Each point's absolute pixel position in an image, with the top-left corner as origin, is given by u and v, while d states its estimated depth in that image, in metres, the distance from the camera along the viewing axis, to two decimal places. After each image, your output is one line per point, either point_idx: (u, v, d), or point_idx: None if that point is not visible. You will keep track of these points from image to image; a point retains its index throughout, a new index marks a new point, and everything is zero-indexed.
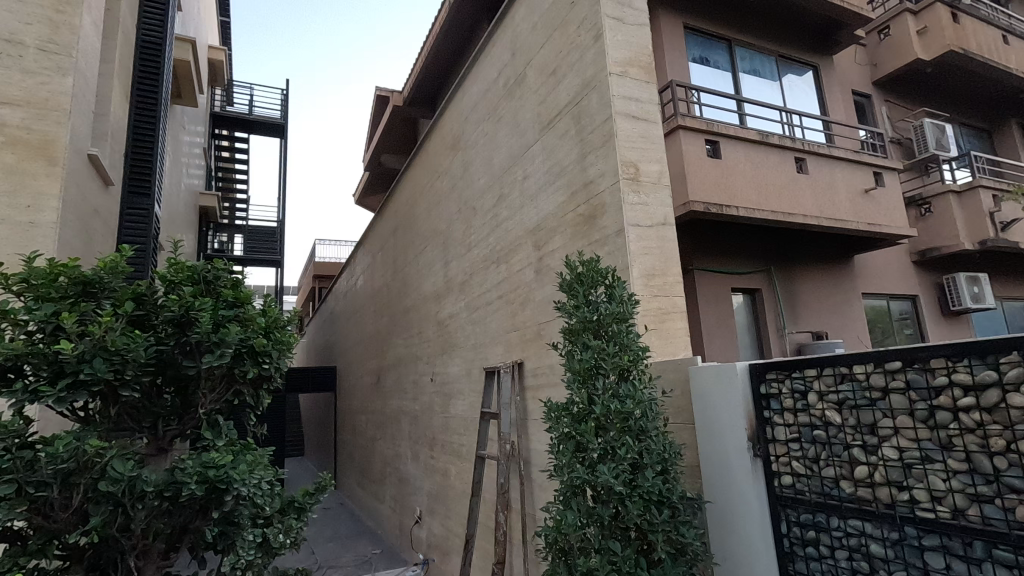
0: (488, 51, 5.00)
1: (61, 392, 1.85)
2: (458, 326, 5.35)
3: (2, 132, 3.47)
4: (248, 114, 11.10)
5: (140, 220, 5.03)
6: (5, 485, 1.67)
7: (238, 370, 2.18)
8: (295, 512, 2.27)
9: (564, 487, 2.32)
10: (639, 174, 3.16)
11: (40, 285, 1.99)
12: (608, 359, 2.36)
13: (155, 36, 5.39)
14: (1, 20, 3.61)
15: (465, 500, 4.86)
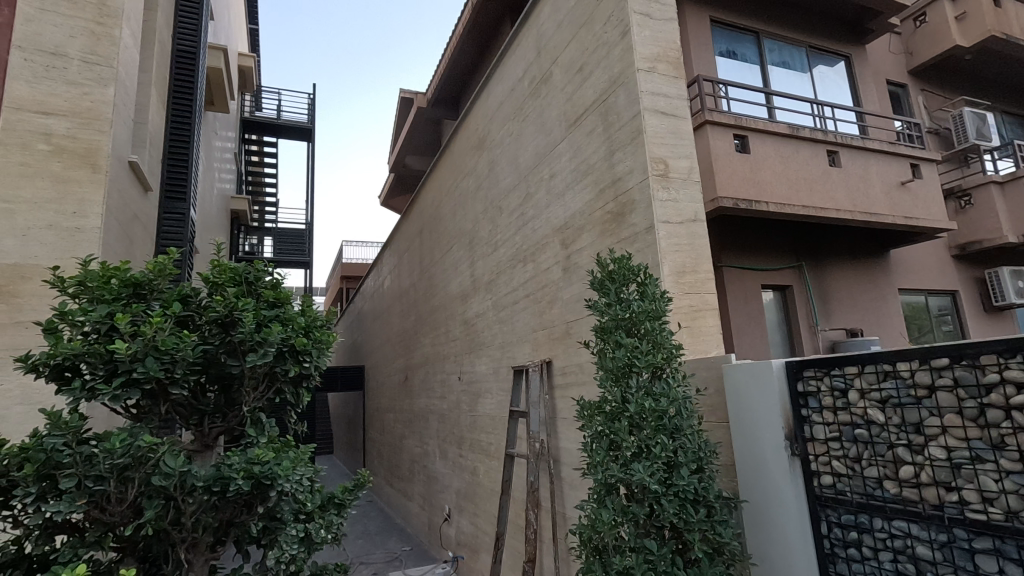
0: (513, 50, 5.00)
1: (115, 390, 1.93)
2: (485, 325, 5.38)
3: (49, 142, 3.61)
4: (276, 118, 11.33)
5: (176, 224, 5.20)
6: (67, 479, 1.75)
7: (279, 369, 2.23)
8: (335, 508, 2.31)
9: (598, 485, 2.32)
10: (668, 171, 3.13)
11: (94, 287, 2.07)
12: (642, 357, 2.34)
13: (189, 44, 5.56)
14: (47, 35, 3.76)
15: (494, 499, 4.88)
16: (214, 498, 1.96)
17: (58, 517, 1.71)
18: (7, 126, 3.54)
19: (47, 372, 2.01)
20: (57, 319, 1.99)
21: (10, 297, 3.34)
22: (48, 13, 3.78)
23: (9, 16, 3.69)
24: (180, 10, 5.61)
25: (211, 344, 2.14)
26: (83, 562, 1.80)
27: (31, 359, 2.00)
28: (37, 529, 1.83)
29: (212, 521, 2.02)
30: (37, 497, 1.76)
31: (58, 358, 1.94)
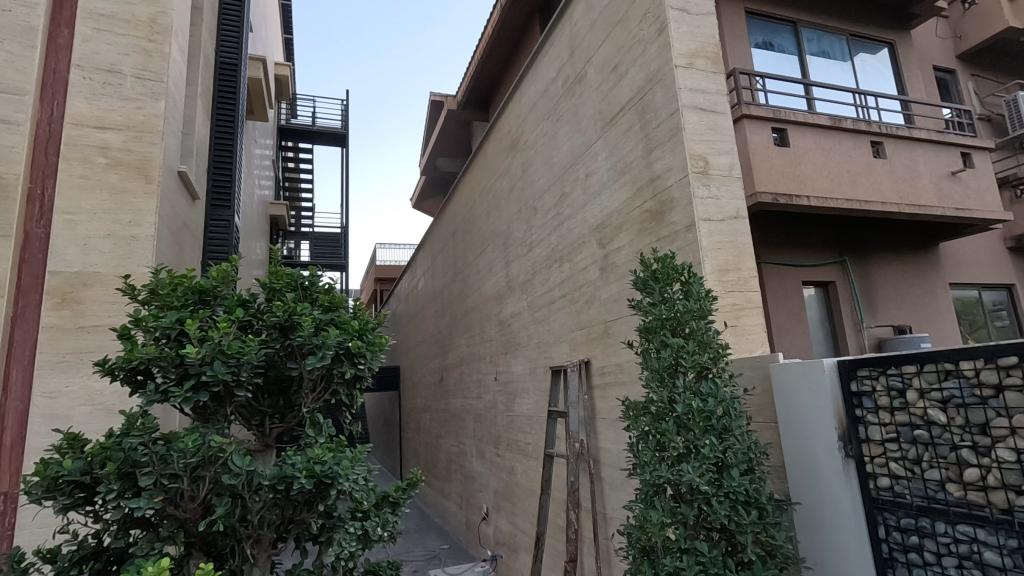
0: (546, 50, 5.00)
1: (187, 392, 2.03)
2: (521, 325, 5.40)
3: (106, 155, 3.80)
4: (311, 125, 11.63)
5: (222, 232, 5.38)
6: (145, 477, 1.84)
7: (336, 370, 2.29)
8: (390, 506, 2.35)
9: (646, 486, 2.31)
10: (709, 168, 3.09)
11: (163, 294, 2.18)
12: (688, 357, 2.32)
13: (232, 56, 5.76)
14: (103, 53, 3.95)
15: (533, 498, 4.89)
16: (278, 496, 2.03)
17: (138, 513, 1.81)
18: (68, 141, 3.73)
19: (122, 374, 2.12)
20: (131, 325, 2.10)
21: (73, 304, 3.52)
22: (104, 33, 3.96)
23: (69, 36, 3.87)
24: (222, 24, 5.80)
25: (273, 347, 2.22)
26: (158, 555, 1.90)
27: (108, 363, 2.12)
28: (115, 524, 1.94)
29: (276, 517, 2.09)
30: (118, 494, 1.87)
31: (132, 362, 2.05)
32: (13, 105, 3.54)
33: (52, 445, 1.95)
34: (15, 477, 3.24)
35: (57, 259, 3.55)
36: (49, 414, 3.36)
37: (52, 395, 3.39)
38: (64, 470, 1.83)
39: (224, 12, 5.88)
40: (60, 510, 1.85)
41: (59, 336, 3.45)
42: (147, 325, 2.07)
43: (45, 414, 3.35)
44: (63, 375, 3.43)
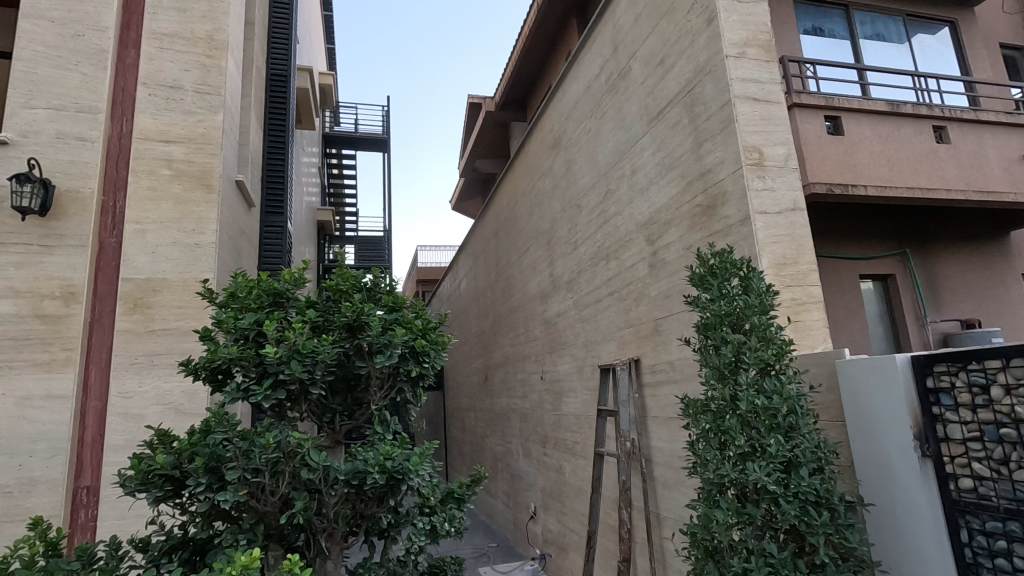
0: (588, 47, 4.97)
1: (266, 390, 2.12)
2: (567, 324, 5.38)
3: (172, 167, 4.00)
4: (354, 132, 11.93)
5: (276, 238, 5.59)
6: (232, 471, 1.94)
7: (402, 369, 2.35)
8: (455, 502, 2.39)
9: (708, 484, 2.26)
10: (763, 159, 3.02)
11: (241, 297, 2.30)
12: (750, 353, 2.26)
13: (282, 68, 5.98)
14: (166, 70, 4.15)
15: (583, 497, 4.86)
16: (351, 491, 2.10)
17: (225, 505, 1.91)
18: (136, 155, 3.95)
19: (205, 373, 2.25)
20: (212, 326, 2.22)
21: (145, 308, 3.72)
22: (166, 51, 4.18)
23: (135, 55, 4.12)
24: (273, 37, 6.02)
25: (343, 347, 2.30)
26: (243, 546, 2.00)
27: (191, 364, 2.25)
28: (201, 516, 2.05)
29: (349, 512, 2.15)
30: (206, 487, 1.97)
31: (215, 362, 2.17)
32: (88, 124, 3.83)
33: (145, 440, 2.08)
34: (96, 471, 3.49)
35: (129, 266, 3.76)
36: (124, 412, 3.55)
37: (127, 394, 3.58)
38: (157, 464, 1.95)
39: (274, 25, 6.09)
40: (154, 501, 1.98)
41: (132, 339, 3.66)
42: (228, 326, 2.18)
43: (121, 413, 3.55)
44: (136, 376, 3.62)
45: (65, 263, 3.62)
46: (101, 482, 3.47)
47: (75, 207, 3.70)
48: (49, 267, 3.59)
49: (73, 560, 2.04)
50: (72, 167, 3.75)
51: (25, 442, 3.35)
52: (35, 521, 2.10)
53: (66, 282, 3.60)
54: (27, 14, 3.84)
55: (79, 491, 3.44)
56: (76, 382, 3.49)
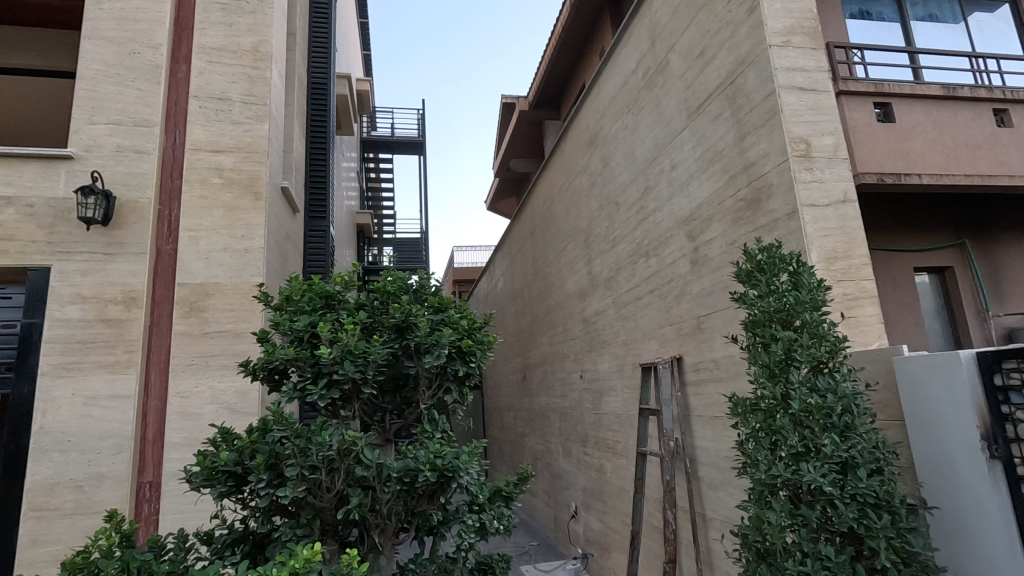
0: (624, 42, 4.92)
1: (322, 390, 2.20)
2: (606, 322, 5.34)
3: (223, 176, 4.17)
4: (391, 136, 12.19)
5: (320, 242, 5.74)
6: (290, 467, 2.01)
7: (449, 369, 2.40)
8: (503, 500, 2.45)
9: (759, 485, 2.21)
10: (811, 150, 2.93)
11: (296, 300, 2.40)
12: (801, 351, 2.20)
13: (322, 76, 6.15)
14: (216, 83, 4.33)
15: (626, 497, 4.82)
16: (403, 488, 2.15)
17: (285, 500, 1.99)
18: (188, 165, 4.13)
19: (262, 373, 2.34)
20: (270, 328, 2.32)
21: (199, 312, 3.88)
22: (215, 65, 4.36)
23: (186, 70, 4.31)
24: (313, 47, 6.21)
25: (393, 347, 2.36)
26: (301, 540, 2.07)
27: (250, 365, 2.36)
28: (261, 511, 2.14)
29: (402, 508, 2.21)
30: (267, 483, 2.05)
31: (273, 363, 2.26)
32: (144, 137, 4.04)
33: (208, 438, 2.19)
34: (157, 467, 3.66)
35: (184, 272, 3.93)
36: (182, 411, 3.72)
37: (184, 394, 3.75)
38: (221, 461, 2.06)
39: (314, 35, 6.27)
40: (218, 496, 2.08)
41: (188, 341, 3.83)
42: (285, 328, 2.28)
43: (178, 412, 3.72)
44: (192, 376, 3.78)
45: (126, 269, 3.83)
46: (162, 477, 3.64)
47: (134, 216, 3.91)
48: (112, 274, 3.80)
49: (145, 550, 2.17)
50: (130, 179, 3.97)
51: (93, 439, 3.55)
52: (110, 514, 2.23)
53: (128, 287, 3.80)
54: (89, 35, 4.09)
55: (142, 485, 3.62)
56: (138, 382, 3.68)
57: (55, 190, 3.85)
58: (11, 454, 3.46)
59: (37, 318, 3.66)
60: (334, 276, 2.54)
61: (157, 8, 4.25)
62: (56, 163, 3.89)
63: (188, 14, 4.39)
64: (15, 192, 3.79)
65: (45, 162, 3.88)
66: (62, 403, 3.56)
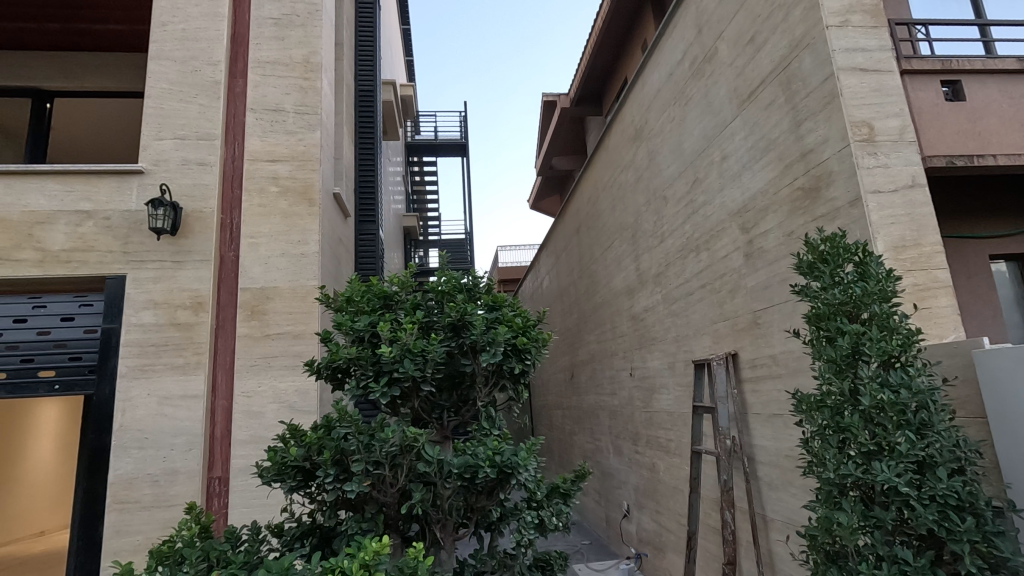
0: (669, 32, 4.81)
1: (383, 388, 2.27)
2: (656, 318, 5.25)
3: (279, 184, 4.34)
4: (434, 139, 12.43)
5: (370, 245, 5.90)
6: (357, 463, 2.08)
7: (506, 366, 2.43)
8: (561, 497, 2.48)
9: (827, 485, 2.12)
10: (875, 134, 2.79)
11: (356, 300, 2.48)
12: (871, 344, 2.08)
13: (369, 84, 6.32)
14: (271, 95, 4.51)
15: (680, 496, 4.72)
16: (464, 483, 2.20)
17: (352, 494, 2.06)
18: (247, 175, 4.32)
19: (326, 372, 2.43)
20: (332, 329, 2.41)
21: (261, 315, 4.06)
22: (269, 78, 4.54)
23: (243, 84, 4.51)
24: (360, 56, 6.39)
25: (449, 345, 2.41)
26: (366, 534, 2.15)
27: (314, 364, 2.45)
28: (329, 505, 2.23)
29: (462, 504, 2.25)
30: (335, 478, 2.13)
31: (336, 362, 2.35)
32: (207, 150, 4.26)
33: (277, 434, 2.29)
34: (225, 463, 3.85)
35: (246, 277, 4.12)
36: (247, 410, 3.90)
37: (249, 394, 3.93)
38: (290, 456, 2.15)
39: (360, 44, 6.44)
40: (289, 490, 2.18)
41: (251, 343, 4.01)
42: (346, 328, 2.36)
43: (244, 411, 3.90)
44: (256, 376, 3.96)
45: (193, 276, 4.04)
46: (230, 473, 3.82)
47: (199, 226, 4.13)
48: (180, 280, 4.03)
49: (222, 541, 2.30)
50: (195, 190, 4.19)
51: (167, 436, 3.78)
52: (190, 506, 2.37)
53: (195, 293, 4.02)
54: (155, 57, 4.36)
55: (212, 481, 3.81)
56: (206, 383, 3.88)
57: (129, 203, 4.12)
58: (96, 450, 3.73)
59: (116, 323, 3.92)
60: (391, 277, 2.61)
61: (215, 27, 4.48)
62: (129, 178, 4.16)
63: (244, 30, 4.60)
64: (94, 207, 4.08)
65: (118, 178, 4.15)
66: (138, 402, 3.80)
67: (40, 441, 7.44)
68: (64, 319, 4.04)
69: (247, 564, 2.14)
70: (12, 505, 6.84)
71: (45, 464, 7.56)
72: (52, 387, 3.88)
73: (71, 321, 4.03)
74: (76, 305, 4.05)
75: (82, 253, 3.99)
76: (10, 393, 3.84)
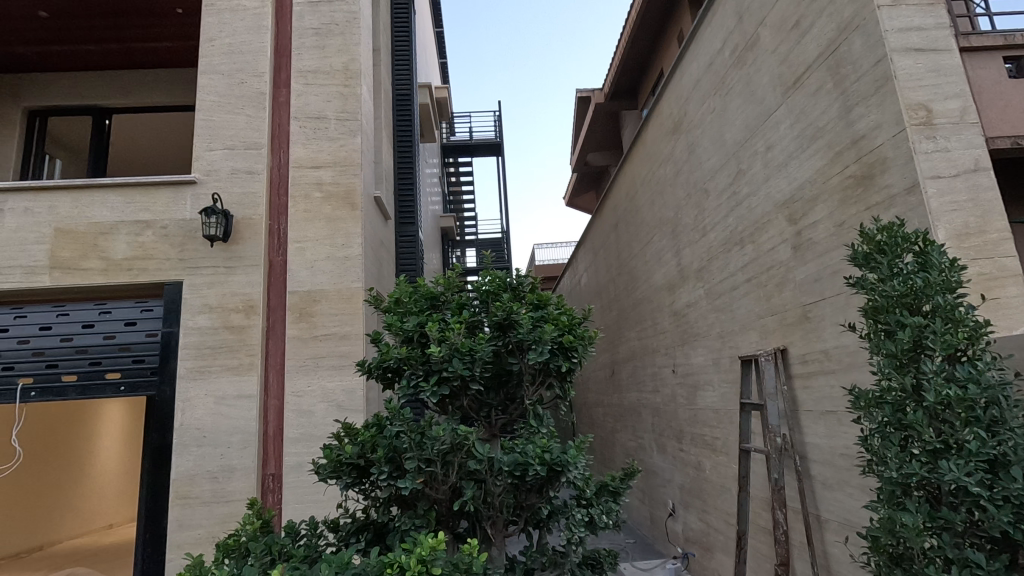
0: (708, 20, 4.70)
1: (433, 386, 2.32)
2: (699, 314, 5.15)
3: (323, 190, 4.46)
4: (470, 139, 12.55)
5: (410, 246, 6.00)
6: (409, 460, 2.13)
7: (553, 364, 2.44)
8: (610, 495, 2.49)
9: (889, 485, 2.05)
10: (933, 117, 2.66)
11: (404, 301, 2.54)
12: (935, 337, 1.99)
13: (406, 87, 6.43)
14: (314, 103, 4.64)
15: (728, 495, 4.62)
16: (515, 480, 2.22)
17: (406, 490, 2.12)
18: (293, 182, 4.46)
19: (376, 371, 2.49)
20: (382, 330, 2.48)
21: (308, 317, 4.19)
22: (311, 86, 4.66)
23: (287, 94, 4.66)
24: (396, 61, 6.52)
25: (496, 344, 2.43)
26: (420, 529, 2.20)
27: (365, 364, 2.52)
28: (383, 501, 2.30)
29: (512, 501, 2.28)
30: (389, 475, 2.20)
31: (387, 361, 2.41)
32: (255, 159, 4.43)
33: (332, 432, 2.37)
34: (278, 460, 3.99)
35: (294, 280, 4.25)
36: (297, 409, 4.03)
37: (299, 393, 4.06)
38: (346, 454, 2.22)
39: (396, 49, 6.56)
40: (345, 486, 2.26)
41: (300, 344, 4.14)
42: (396, 329, 2.43)
43: (295, 410, 4.03)
44: (305, 376, 4.09)
45: (245, 280, 4.21)
46: (283, 470, 3.96)
47: (249, 232, 4.29)
48: (233, 285, 4.20)
49: (283, 535, 2.39)
50: (244, 198, 4.36)
51: (224, 435, 3.94)
52: (252, 502, 2.48)
53: (246, 296, 4.18)
54: (205, 71, 4.55)
55: (266, 477, 3.96)
56: (259, 383, 4.03)
57: (183, 212, 4.32)
58: (160, 448, 3.93)
59: (175, 326, 4.13)
60: (437, 278, 2.65)
61: (260, 39, 4.64)
62: (183, 189, 4.36)
63: (287, 41, 4.75)
64: (152, 217, 4.30)
65: (174, 188, 4.36)
66: (197, 402, 3.98)
67: (106, 440, 7.89)
68: (127, 324, 4.26)
69: (308, 558, 2.22)
70: (81, 501, 7.25)
71: (109, 463, 7.97)
72: (118, 388, 4.10)
73: (134, 326, 4.25)
74: (138, 310, 4.29)
75: (143, 261, 4.21)
76: (82, 394, 4.07)
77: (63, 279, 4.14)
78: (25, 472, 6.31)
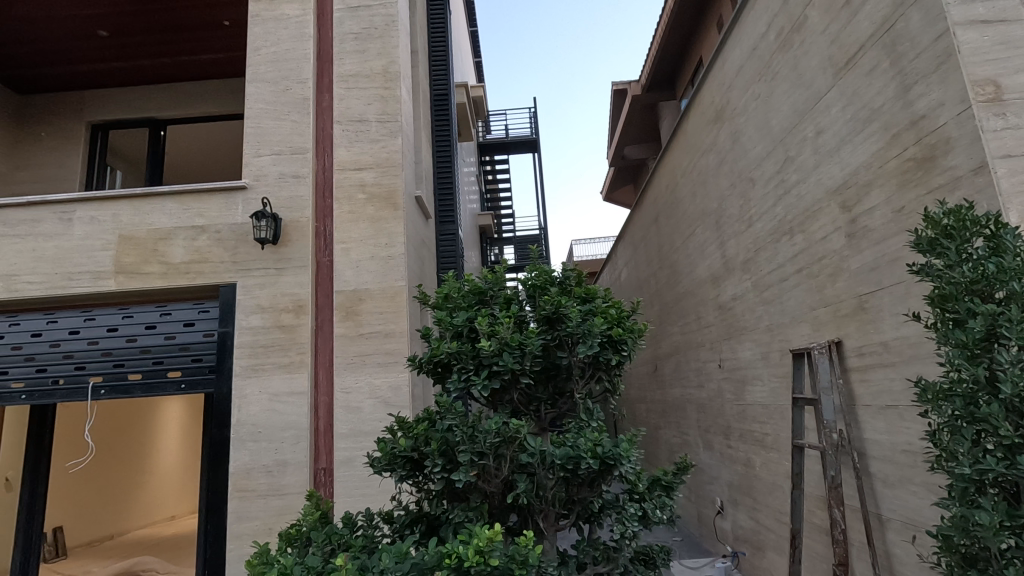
0: (751, 4, 4.55)
1: (484, 380, 2.34)
2: (746, 307, 5.01)
3: (367, 191, 4.55)
4: (506, 137, 12.58)
5: (450, 244, 6.06)
6: (462, 453, 2.16)
7: (602, 358, 2.45)
8: (663, 489, 2.46)
9: (961, 481, 1.95)
10: (1002, 93, 2.50)
11: (453, 298, 2.58)
12: (1011, 325, 1.87)
13: (443, 88, 6.49)
14: (355, 107, 4.74)
15: (780, 491, 4.49)
16: (566, 474, 2.23)
17: (460, 483, 2.15)
18: (337, 184, 4.57)
19: (427, 366, 2.53)
20: (432, 325, 2.52)
21: (355, 316, 4.28)
22: (352, 90, 4.76)
23: (329, 99, 4.78)
24: (433, 62, 6.58)
25: (546, 338, 2.43)
26: (473, 521, 2.23)
27: (416, 359, 2.57)
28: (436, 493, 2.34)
29: (564, 494, 2.29)
30: (442, 467, 2.24)
31: (438, 356, 2.44)
32: (301, 163, 4.57)
33: (386, 426, 2.43)
34: (329, 455, 4.11)
35: (340, 280, 4.35)
36: (346, 405, 4.13)
37: (347, 390, 4.16)
38: (400, 447, 2.29)
39: (433, 50, 6.62)
40: (399, 479, 2.31)
41: (347, 342, 4.24)
42: (446, 324, 2.46)
43: (344, 406, 4.13)
44: (353, 373, 4.18)
45: (294, 281, 4.35)
46: (333, 465, 4.07)
47: (297, 234, 4.42)
48: (283, 286, 4.34)
49: (341, 526, 2.46)
50: (292, 202, 4.50)
51: (278, 430, 4.09)
52: (310, 494, 2.56)
53: (296, 297, 4.32)
54: (252, 80, 4.72)
55: (319, 471, 4.08)
56: (310, 381, 4.16)
57: (235, 217, 4.49)
58: (218, 443, 4.11)
59: (230, 326, 4.30)
60: (483, 273, 2.67)
61: (303, 47, 4.78)
62: (234, 194, 4.54)
63: (328, 48, 4.87)
64: (206, 222, 4.49)
65: (226, 195, 4.54)
66: (252, 399, 4.14)
67: (167, 440, 8.26)
68: (186, 325, 4.46)
69: (366, 548, 2.29)
70: (146, 496, 7.66)
71: (172, 461, 8.36)
72: (179, 386, 4.31)
73: (192, 327, 4.45)
74: (196, 311, 4.49)
75: (199, 264, 4.40)
76: (146, 392, 4.30)
77: (127, 283, 4.38)
78: (90, 467, 6.66)
